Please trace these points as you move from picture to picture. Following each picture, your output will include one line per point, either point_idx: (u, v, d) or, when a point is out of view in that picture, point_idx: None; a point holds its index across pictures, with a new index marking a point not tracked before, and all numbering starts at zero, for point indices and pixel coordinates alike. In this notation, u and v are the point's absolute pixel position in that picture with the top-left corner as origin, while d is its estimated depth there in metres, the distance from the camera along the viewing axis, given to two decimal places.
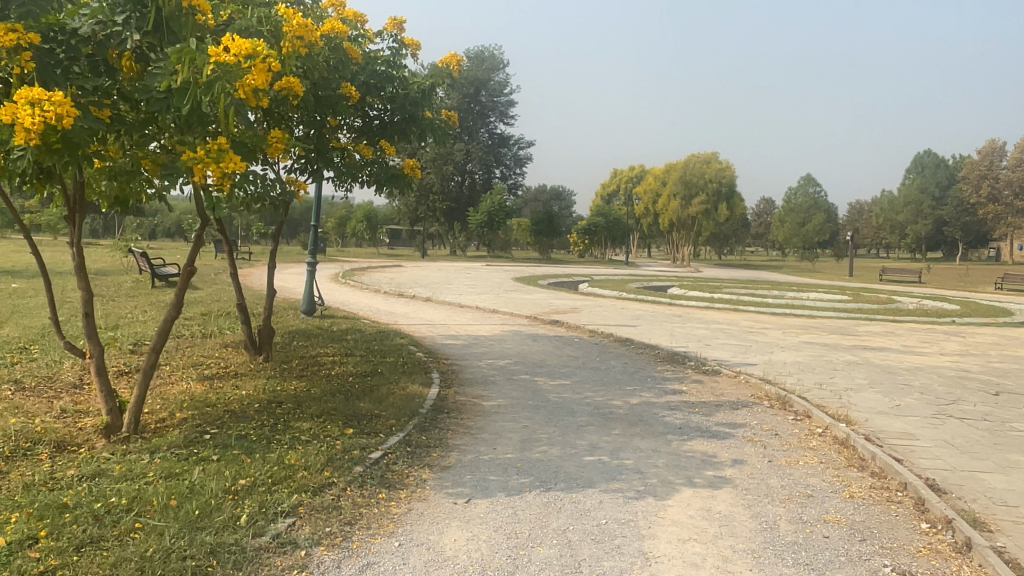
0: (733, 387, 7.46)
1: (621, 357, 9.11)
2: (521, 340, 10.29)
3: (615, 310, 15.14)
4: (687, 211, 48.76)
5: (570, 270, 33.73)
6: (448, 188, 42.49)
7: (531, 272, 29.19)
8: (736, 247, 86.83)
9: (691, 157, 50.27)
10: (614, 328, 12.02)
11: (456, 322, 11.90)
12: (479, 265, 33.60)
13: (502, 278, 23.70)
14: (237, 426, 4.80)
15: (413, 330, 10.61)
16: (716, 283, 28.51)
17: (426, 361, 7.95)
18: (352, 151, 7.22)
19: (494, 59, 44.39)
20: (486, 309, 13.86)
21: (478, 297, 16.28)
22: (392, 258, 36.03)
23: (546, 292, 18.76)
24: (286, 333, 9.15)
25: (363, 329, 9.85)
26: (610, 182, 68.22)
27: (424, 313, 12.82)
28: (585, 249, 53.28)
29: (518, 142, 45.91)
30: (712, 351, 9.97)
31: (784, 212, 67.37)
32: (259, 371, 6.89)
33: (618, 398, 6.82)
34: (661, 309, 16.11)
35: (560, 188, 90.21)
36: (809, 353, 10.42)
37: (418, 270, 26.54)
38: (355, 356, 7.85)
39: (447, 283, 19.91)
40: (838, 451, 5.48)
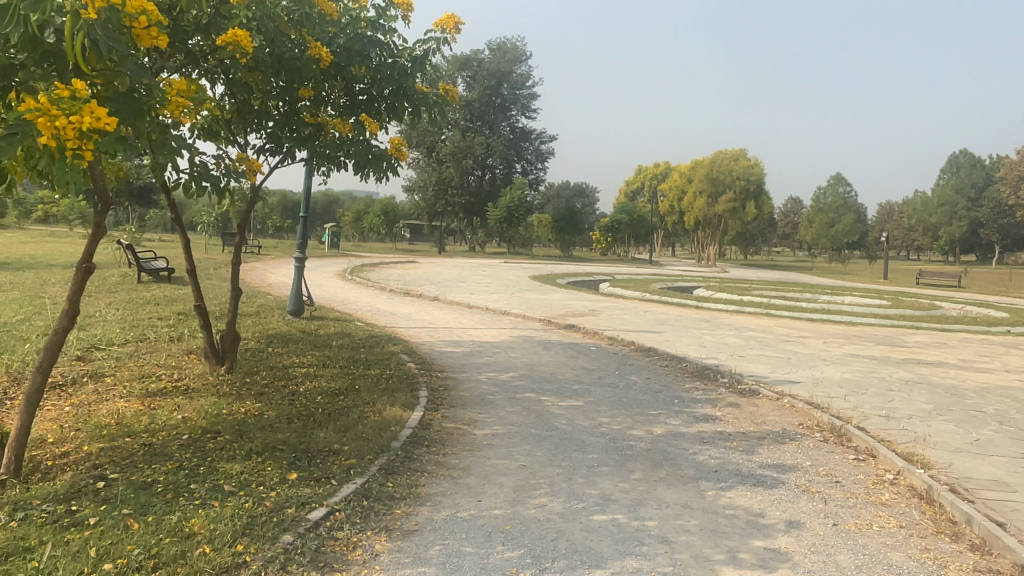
0: (777, 414, 6.25)
1: (643, 370, 7.92)
2: (531, 348, 9.14)
3: (637, 314, 13.91)
4: (714, 209, 47.21)
5: (591, 268, 32.42)
6: (467, 183, 41.42)
7: (549, 270, 28.02)
8: (763, 246, 84.76)
9: (718, 153, 48.66)
10: (635, 336, 10.82)
11: (461, 325, 10.78)
12: (497, 262, 32.42)
13: (518, 276, 22.56)
14: (146, 469, 3.76)
15: (411, 335, 9.53)
16: (744, 285, 27.12)
17: (415, 374, 6.85)
18: (328, 127, 6.11)
19: (516, 50, 43.13)
20: (497, 311, 12.72)
21: (490, 297, 15.17)
22: (408, 254, 35.07)
23: (564, 292, 17.58)
24: (262, 338, 8.11)
25: (352, 333, 8.77)
26: (635, 179, 66.67)
27: (427, 315, 11.72)
28: (608, 246, 51.96)
29: (540, 136, 44.65)
30: (748, 365, 8.73)
31: (812, 212, 65.44)
32: (213, 388, 5.85)
33: (639, 426, 5.64)
34: (687, 313, 14.86)
35: (583, 185, 89.02)
36: (858, 370, 9.13)
37: (433, 266, 25.50)
38: (333, 367, 6.78)
39: (460, 281, 18.84)
40: (920, 510, 4.27)
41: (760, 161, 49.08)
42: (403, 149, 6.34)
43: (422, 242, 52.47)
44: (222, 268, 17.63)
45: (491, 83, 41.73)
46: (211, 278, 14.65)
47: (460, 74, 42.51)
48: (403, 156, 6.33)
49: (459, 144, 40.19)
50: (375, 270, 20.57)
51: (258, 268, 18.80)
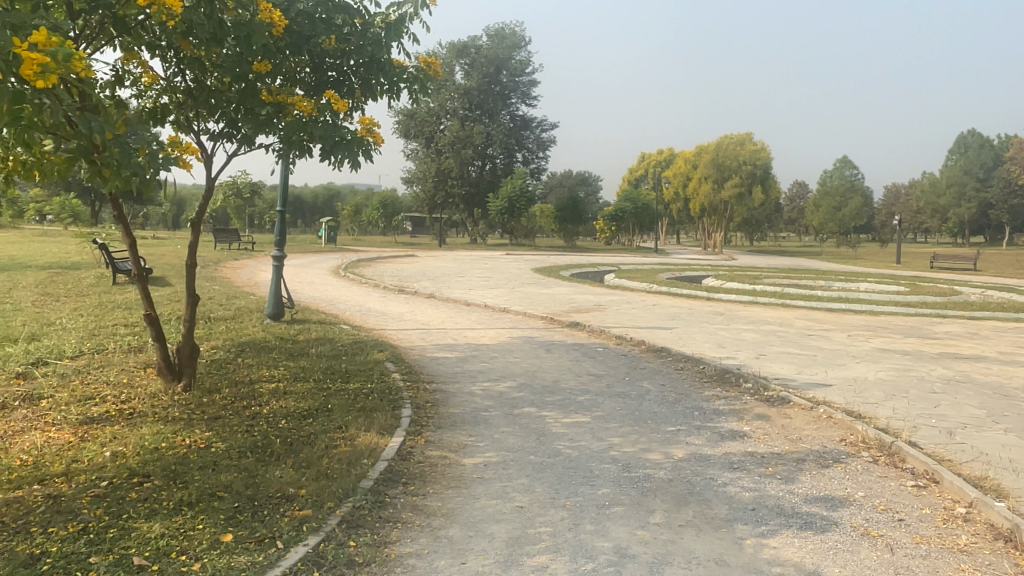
0: (814, 429, 5.44)
1: (657, 375, 7.10)
2: (531, 351, 8.31)
3: (646, 309, 13.05)
4: (720, 195, 46.24)
5: (595, 258, 31.58)
6: (467, 173, 40.54)
7: (553, 261, 27.16)
8: (768, 232, 83.59)
9: (723, 138, 47.63)
10: (646, 334, 9.98)
11: (456, 325, 9.96)
12: (499, 254, 31.62)
13: (520, 269, 21.76)
14: (37, 537, 2.98)
15: (401, 338, 8.72)
16: (754, 273, 26.22)
17: (400, 387, 6.04)
18: (289, 105, 5.30)
19: (515, 37, 42.13)
20: (496, 308, 11.89)
21: (490, 292, 14.34)
22: (408, 248, 34.26)
23: (568, 285, 16.76)
24: (234, 347, 7.28)
25: (335, 339, 7.98)
26: (638, 166, 65.60)
27: (422, 314, 10.91)
28: (612, 235, 51.03)
29: (540, 124, 43.69)
30: (772, 366, 7.91)
31: (818, 196, 64.30)
32: (163, 412, 5.04)
33: (657, 449, 4.83)
34: (698, 306, 14.01)
35: (585, 174, 87.95)
36: (892, 368, 8.30)
37: (432, 260, 24.65)
38: (306, 382, 5.93)
39: (459, 275, 18.02)
40: (1009, 558, 3.45)
41: (766, 145, 48.05)
42: (377, 131, 5.52)
43: (424, 234, 51.67)
44: (209, 266, 16.83)
45: (489, 71, 40.74)
46: (195, 278, 13.87)
47: (458, 63, 41.63)
48: (378, 140, 5.50)
49: (458, 134, 39.27)
50: (372, 265, 19.73)
51: (248, 266, 18.00)
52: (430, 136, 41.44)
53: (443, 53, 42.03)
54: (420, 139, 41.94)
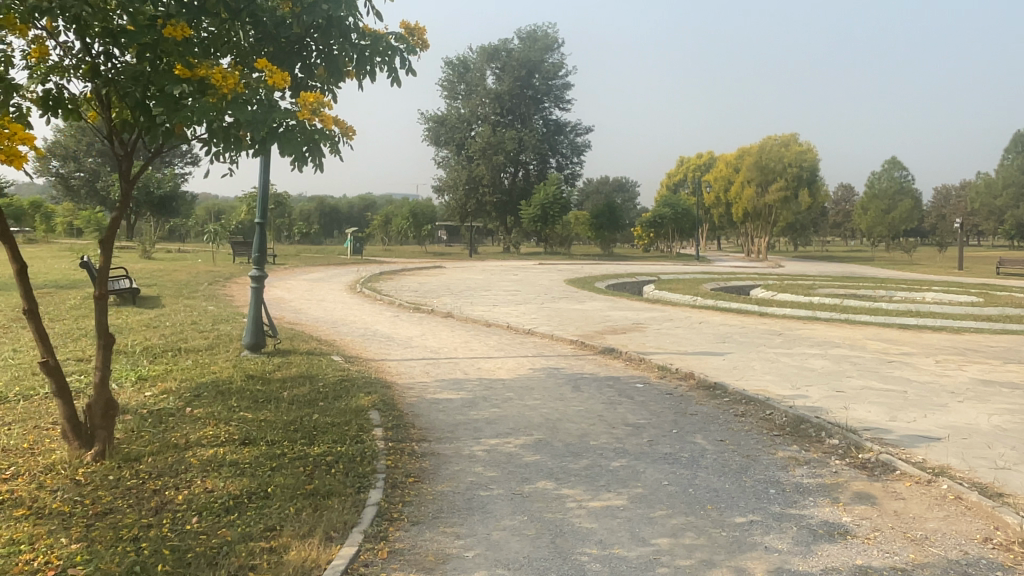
0: (941, 522, 3.90)
1: (712, 428, 5.59)
2: (556, 390, 6.85)
3: (692, 328, 11.46)
4: (764, 200, 44.32)
5: (632, 267, 29.99)
6: (499, 180, 39.18)
7: (589, 271, 25.59)
8: (814, 237, 80.55)
9: (767, 140, 45.59)
10: (695, 363, 8.40)
11: (470, 352, 8.54)
12: (530, 263, 30.16)
13: (552, 281, 20.29)
14: None
15: (400, 371, 7.33)
16: (805, 282, 24.33)
17: (381, 452, 4.62)
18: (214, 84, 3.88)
19: (547, 38, 40.72)
20: (520, 329, 10.44)
21: (516, 310, 12.90)
22: (438, 258, 32.95)
23: (604, 300, 15.22)
24: (187, 391, 5.91)
25: (319, 376, 6.62)
26: (676, 170, 63.55)
27: (433, 339, 9.52)
28: (651, 242, 49.22)
29: (575, 129, 41.91)
30: (858, 413, 6.32)
31: (866, 199, 61.48)
32: (41, 503, 3.70)
33: (725, 563, 3.33)
34: (750, 324, 12.36)
35: (622, 180, 86.06)
36: (1010, 410, 6.63)
37: (461, 272, 23.28)
38: (256, 448, 4.53)
39: (484, 290, 16.62)
40: None
41: (813, 146, 45.74)
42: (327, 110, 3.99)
43: (457, 243, 50.50)
44: (216, 283, 15.65)
45: (521, 74, 39.32)
46: (192, 296, 12.68)
47: (489, 66, 40.42)
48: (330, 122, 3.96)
49: (489, 139, 38.17)
50: (394, 279, 18.43)
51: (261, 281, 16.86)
52: (460, 143, 40.30)
53: (474, 57, 40.88)
54: (451, 146, 40.76)
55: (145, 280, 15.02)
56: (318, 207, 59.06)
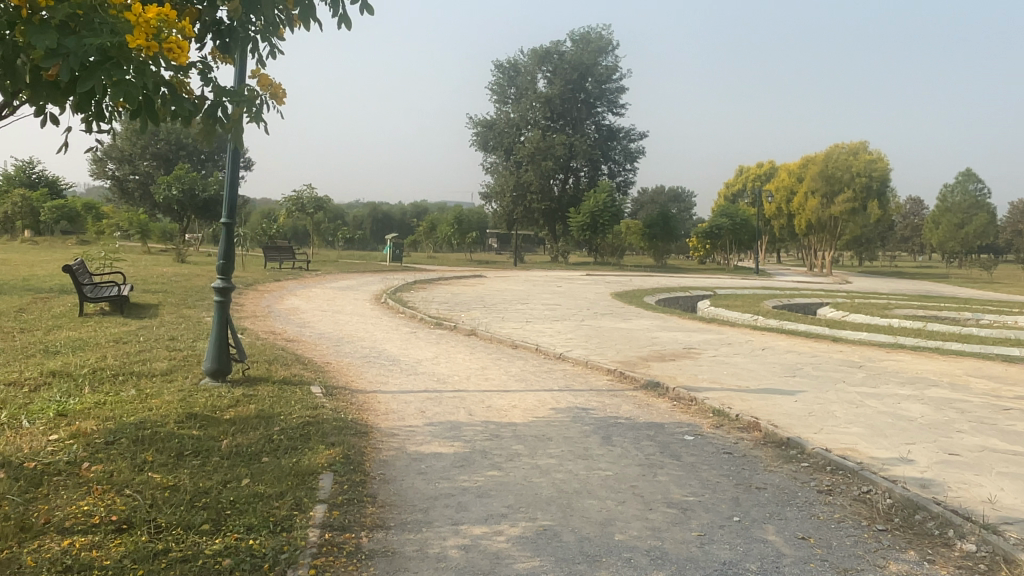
0: None
1: (786, 519, 4.04)
2: (580, 441, 5.33)
3: (754, 357, 9.73)
4: (829, 211, 41.82)
5: (685, 280, 28.21)
6: (547, 187, 37.82)
7: (638, 284, 23.85)
8: (880, 252, 76.67)
9: (834, 148, 43.10)
10: (762, 407, 6.75)
11: (483, 383, 7.10)
12: (577, 275, 28.57)
13: (597, 294, 18.71)
14: None
15: (389, 409, 5.91)
16: (878, 300, 22.12)
17: (308, 553, 3.23)
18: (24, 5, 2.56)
19: (600, 41, 39.12)
20: (550, 354, 8.91)
21: (552, 329, 11.39)
22: (481, 267, 31.78)
23: (652, 317, 13.59)
24: (100, 435, 4.57)
25: (283, 417, 5.27)
26: (735, 180, 60.92)
27: (444, 363, 8.09)
28: (707, 254, 47.02)
29: (629, 134, 39.96)
30: (991, 494, 4.62)
31: (937, 213, 57.93)
32: None
33: None
34: (823, 352, 10.57)
35: (678, 190, 83.73)
36: None
37: (501, 282, 21.87)
38: (130, 539, 3.18)
39: (521, 303, 15.14)
40: None
41: (884, 155, 42.91)
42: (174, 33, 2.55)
43: (506, 251, 49.29)
44: (233, 290, 14.60)
45: (573, 77, 37.82)
46: (198, 304, 11.59)
47: (541, 70, 39.01)
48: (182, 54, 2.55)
49: (538, 144, 36.83)
50: (426, 289, 17.15)
51: (285, 289, 15.81)
52: (508, 148, 39.09)
53: (524, 60, 39.60)
54: (499, 151, 39.65)
55: (157, 285, 14.05)
56: (368, 213, 58.71)
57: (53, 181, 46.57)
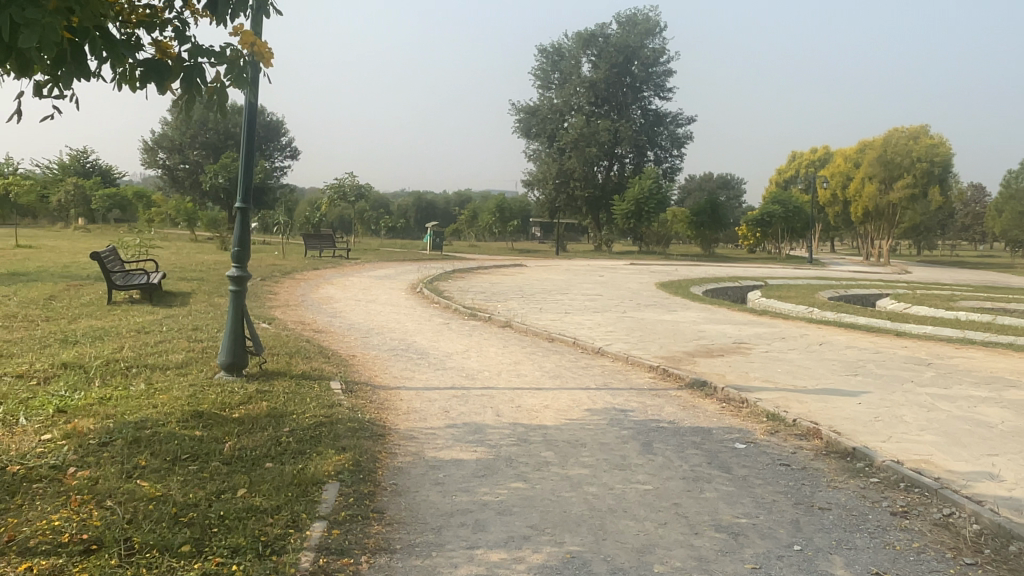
0: None
1: (856, 550, 3.48)
2: (617, 449, 4.80)
3: (810, 354, 9.03)
4: (887, 197, 40.09)
5: (735, 270, 27.25)
6: (591, 174, 37.08)
7: (685, 274, 23.05)
8: (940, 242, 73.65)
9: (893, 132, 41.29)
10: (821, 412, 6.12)
11: (516, 381, 6.63)
12: (621, 264, 27.84)
13: (641, 284, 18.05)
14: None
15: (412, 409, 5.47)
16: (942, 292, 20.91)
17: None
18: None
19: (648, 23, 38.04)
20: (589, 349, 8.38)
21: (593, 321, 10.86)
22: (523, 256, 31.31)
23: (699, 309, 12.92)
24: (96, 435, 4.24)
25: (296, 415, 4.89)
26: (787, 166, 59.02)
27: (475, 358, 7.64)
28: (757, 243, 45.66)
29: (676, 119, 38.81)
30: None
31: (1003, 201, 55.17)
32: None
33: None
34: (886, 348, 9.79)
35: (728, 178, 81.81)
36: None
37: (543, 272, 21.33)
38: (99, 563, 2.80)
39: (561, 294, 14.60)
40: None
41: (946, 138, 40.90)
42: None
43: (549, 240, 48.65)
44: (269, 278, 14.44)
45: (619, 61, 36.88)
46: (230, 293, 11.38)
47: (585, 54, 38.15)
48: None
49: (582, 130, 36.13)
50: (465, 279, 16.75)
51: (322, 277, 15.59)
52: (552, 135, 38.47)
53: (569, 44, 38.80)
54: (542, 138, 39.08)
55: (194, 273, 13.92)
56: (412, 202, 58.73)
57: (107, 170, 47.77)
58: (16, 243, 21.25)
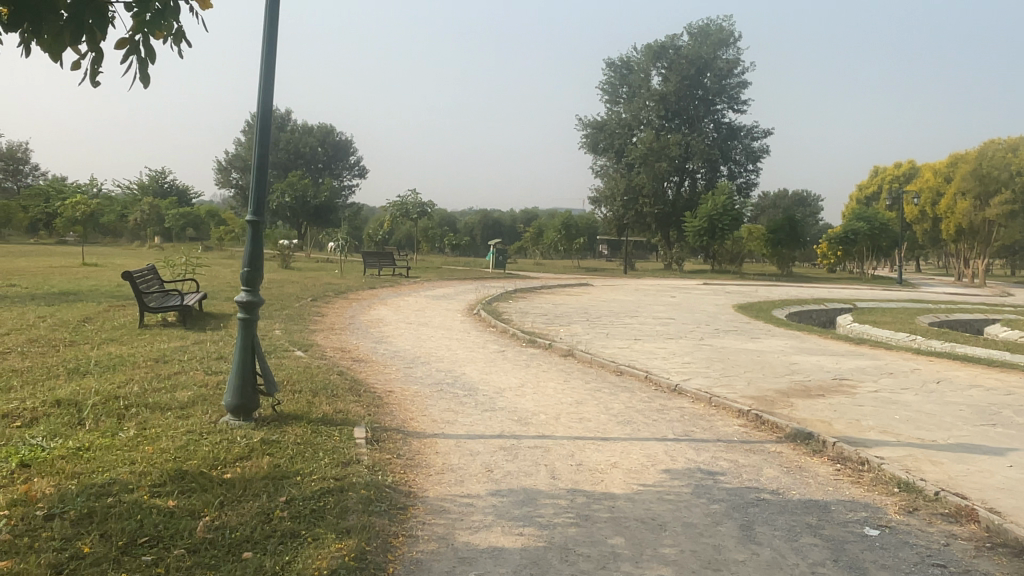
0: None
1: None
2: (708, 533, 3.66)
3: (930, 395, 7.60)
4: (982, 214, 37.21)
5: (818, 291, 25.38)
6: (661, 190, 35.68)
7: (763, 296, 21.42)
8: None
9: (989, 145, 38.42)
10: (966, 480, 4.79)
11: (578, 429, 5.53)
12: (694, 284, 26.39)
13: (717, 307, 16.65)
14: None
15: (448, 466, 4.47)
16: None
17: None
18: None
19: (721, 33, 36.55)
20: (664, 386, 7.20)
21: (666, 350, 9.67)
22: (588, 275, 30.13)
23: (786, 337, 11.53)
24: (45, 504, 3.39)
25: (300, 475, 3.95)
26: (870, 182, 56.02)
27: (529, 396, 6.57)
28: (837, 262, 43.15)
29: (751, 132, 36.98)
30: None
31: None
32: None
33: None
34: (1020, 388, 8.24)
35: (804, 194, 78.61)
36: None
37: (611, 292, 20.11)
38: None
39: (630, 317, 13.41)
40: None
41: None
42: None
43: (617, 259, 47.28)
44: (320, 298, 13.78)
45: (690, 73, 35.52)
46: (273, 314, 10.68)
47: (655, 67, 36.88)
48: None
49: (651, 145, 34.88)
50: (527, 300, 15.73)
51: (376, 298, 14.85)
52: (620, 150, 37.38)
53: (638, 57, 37.65)
54: (610, 153, 38.01)
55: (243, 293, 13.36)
56: (479, 220, 58.37)
57: (183, 190, 49.16)
58: (84, 261, 21.47)
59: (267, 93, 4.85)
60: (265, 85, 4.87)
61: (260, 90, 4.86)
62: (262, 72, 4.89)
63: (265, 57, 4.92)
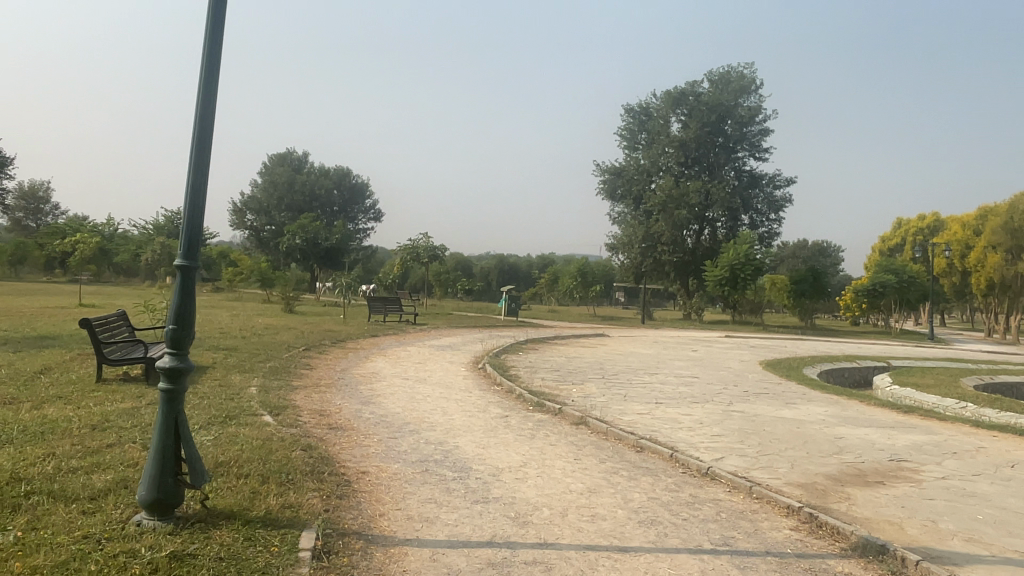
0: None
1: None
2: None
3: (1010, 484, 6.37)
4: (1015, 269, 35.81)
5: (847, 346, 24.10)
6: (680, 238, 34.77)
7: (789, 350, 20.19)
8: None
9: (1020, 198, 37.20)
10: None
11: (590, 532, 4.40)
12: (716, 336, 25.17)
13: (742, 363, 15.46)
14: None
15: None
16: None
17: None
18: None
19: (742, 80, 35.89)
20: (694, 469, 6.05)
21: (691, 418, 8.50)
22: (605, 323, 29.01)
23: (825, 403, 10.32)
24: None
25: None
26: (893, 234, 54.80)
27: (530, 481, 5.43)
28: (862, 315, 41.75)
29: (772, 181, 36.09)
30: None
31: None
32: None
33: None
34: None
35: (825, 245, 77.38)
36: None
37: (628, 343, 18.98)
38: None
39: (650, 375, 12.26)
40: None
41: None
42: None
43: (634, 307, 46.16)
44: (314, 347, 12.78)
45: (711, 119, 34.73)
46: (255, 367, 9.66)
47: (674, 113, 36.29)
48: None
49: (670, 192, 34.14)
50: (538, 352, 14.64)
51: (376, 348, 13.83)
52: (638, 196, 36.71)
53: (657, 103, 37.11)
54: (627, 200, 37.33)
55: (232, 340, 12.41)
56: (495, 265, 57.59)
57: (198, 231, 48.89)
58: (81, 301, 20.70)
59: (205, 106, 3.93)
60: (204, 95, 3.94)
61: (196, 102, 3.92)
62: (200, 79, 3.95)
63: (205, 59, 3.97)
